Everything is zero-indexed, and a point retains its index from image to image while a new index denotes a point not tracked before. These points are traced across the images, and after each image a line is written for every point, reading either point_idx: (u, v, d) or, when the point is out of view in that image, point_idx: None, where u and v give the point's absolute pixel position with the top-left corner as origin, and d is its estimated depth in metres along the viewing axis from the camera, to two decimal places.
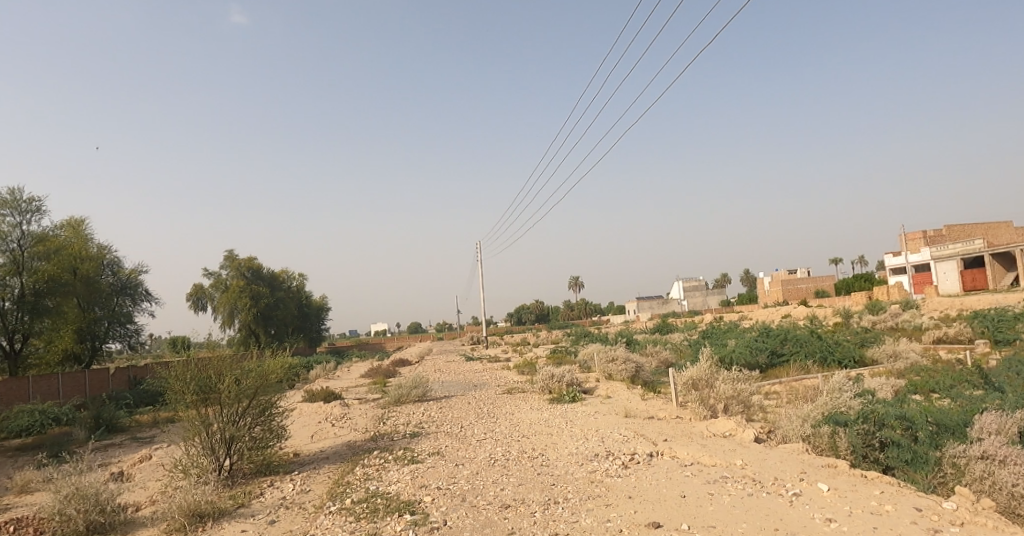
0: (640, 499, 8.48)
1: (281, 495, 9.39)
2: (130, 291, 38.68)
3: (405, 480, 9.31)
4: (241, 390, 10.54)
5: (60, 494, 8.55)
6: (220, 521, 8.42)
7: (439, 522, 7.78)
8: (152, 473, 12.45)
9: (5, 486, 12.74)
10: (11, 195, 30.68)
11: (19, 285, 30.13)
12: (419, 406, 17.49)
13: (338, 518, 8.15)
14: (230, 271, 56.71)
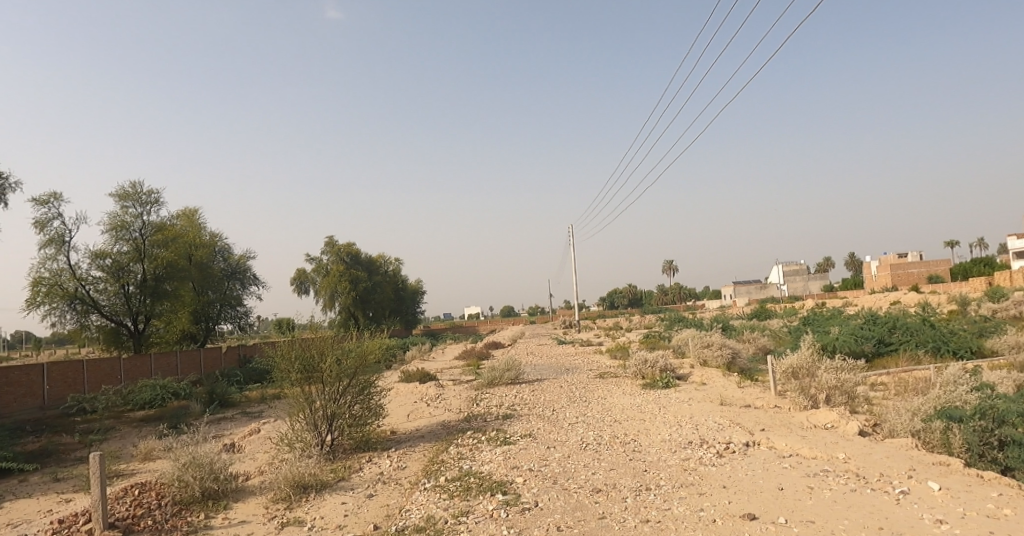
0: (736, 490, 8.22)
1: (379, 471, 9.78)
2: (239, 275, 41.39)
3: (498, 461, 9.45)
4: (342, 369, 11.03)
5: (179, 461, 9.13)
6: (323, 492, 8.89)
7: (531, 502, 7.93)
8: (260, 445, 13.30)
9: (131, 453, 14.00)
10: (133, 188, 33.36)
11: (141, 271, 32.84)
12: (512, 388, 17.65)
13: (432, 495, 8.41)
14: (331, 257, 59.39)
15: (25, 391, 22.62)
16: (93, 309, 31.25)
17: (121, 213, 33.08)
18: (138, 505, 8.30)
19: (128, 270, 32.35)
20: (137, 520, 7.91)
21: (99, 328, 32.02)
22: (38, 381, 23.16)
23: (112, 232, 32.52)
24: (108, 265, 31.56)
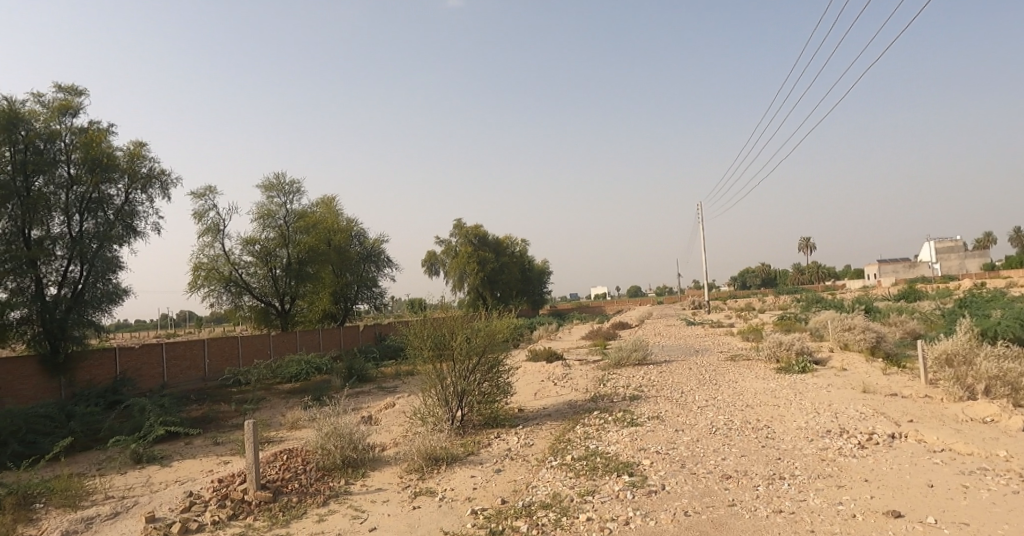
0: (879, 484, 7.68)
1: (507, 447, 10.04)
2: (375, 259, 43.39)
3: (624, 442, 9.44)
4: (472, 347, 11.40)
5: (322, 431, 9.80)
6: (453, 465, 9.27)
7: (658, 485, 7.86)
8: (394, 418, 14.02)
9: (281, 422, 15.29)
10: (277, 179, 36.12)
11: (286, 255, 35.55)
12: (638, 370, 17.48)
13: (559, 473, 8.59)
14: (460, 239, 61.17)
15: (189, 363, 24.71)
16: (246, 291, 34.46)
17: (267, 203, 35.92)
18: (288, 468, 9.11)
19: (274, 255, 35.20)
20: (286, 482, 8.64)
21: (251, 308, 35.15)
22: (199, 354, 25.26)
23: (261, 220, 35.39)
24: (257, 251, 34.69)
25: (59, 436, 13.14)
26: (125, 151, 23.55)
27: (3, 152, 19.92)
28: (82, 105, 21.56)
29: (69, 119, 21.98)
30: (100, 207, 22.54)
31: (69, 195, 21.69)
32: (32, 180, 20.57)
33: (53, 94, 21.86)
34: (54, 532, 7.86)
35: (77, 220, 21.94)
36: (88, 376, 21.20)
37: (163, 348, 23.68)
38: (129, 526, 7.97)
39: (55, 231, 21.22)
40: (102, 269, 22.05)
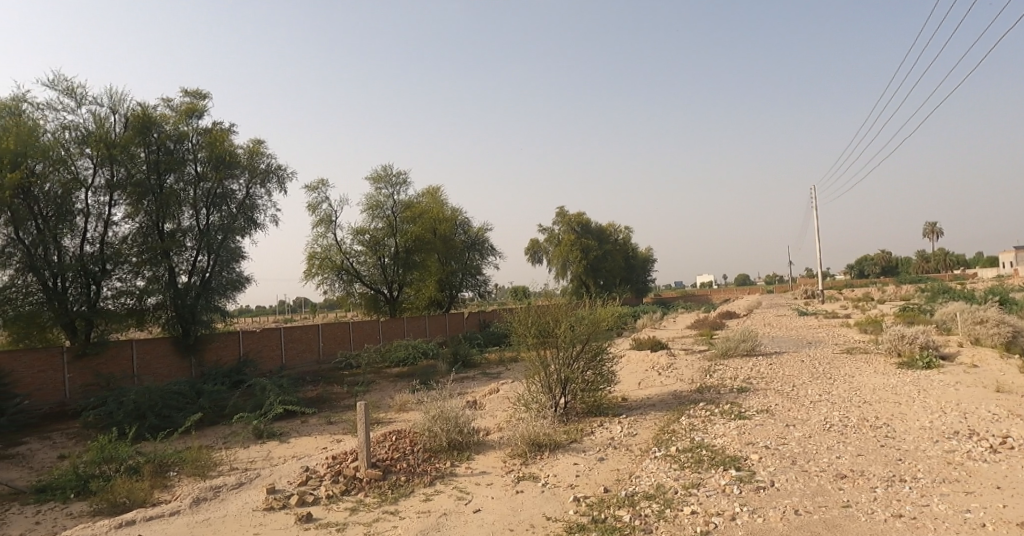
0: (1014, 493, 7.08)
1: (610, 436, 10.30)
2: (479, 247, 44.05)
3: (731, 436, 9.44)
4: (576, 335, 11.50)
5: (429, 414, 10.24)
6: (556, 452, 9.70)
7: (767, 482, 7.65)
8: (499, 404, 14.06)
9: (390, 403, 15.99)
10: (384, 171, 37.59)
11: (394, 244, 37.23)
12: (746, 361, 16.94)
13: (662, 464, 8.75)
14: (563, 227, 58.89)
15: (305, 346, 27.14)
16: (356, 278, 36.78)
17: (376, 194, 37.50)
18: (398, 448, 9.77)
19: (383, 244, 36.99)
20: (396, 461, 9.38)
21: (361, 295, 37.50)
22: (314, 337, 27.60)
23: (370, 211, 37.19)
24: (367, 240, 36.67)
25: (190, 411, 14.45)
26: (245, 149, 25.21)
27: (140, 153, 21.81)
28: (206, 108, 23.33)
29: (195, 121, 23.84)
30: (224, 202, 24.40)
31: (197, 191, 23.61)
32: (165, 177, 22.44)
33: (180, 99, 23.72)
34: (187, 498, 8.59)
35: (204, 214, 23.88)
36: (216, 356, 23.28)
37: (282, 332, 26.10)
38: (254, 495, 8.80)
39: (185, 224, 23.11)
40: (227, 258, 24.21)
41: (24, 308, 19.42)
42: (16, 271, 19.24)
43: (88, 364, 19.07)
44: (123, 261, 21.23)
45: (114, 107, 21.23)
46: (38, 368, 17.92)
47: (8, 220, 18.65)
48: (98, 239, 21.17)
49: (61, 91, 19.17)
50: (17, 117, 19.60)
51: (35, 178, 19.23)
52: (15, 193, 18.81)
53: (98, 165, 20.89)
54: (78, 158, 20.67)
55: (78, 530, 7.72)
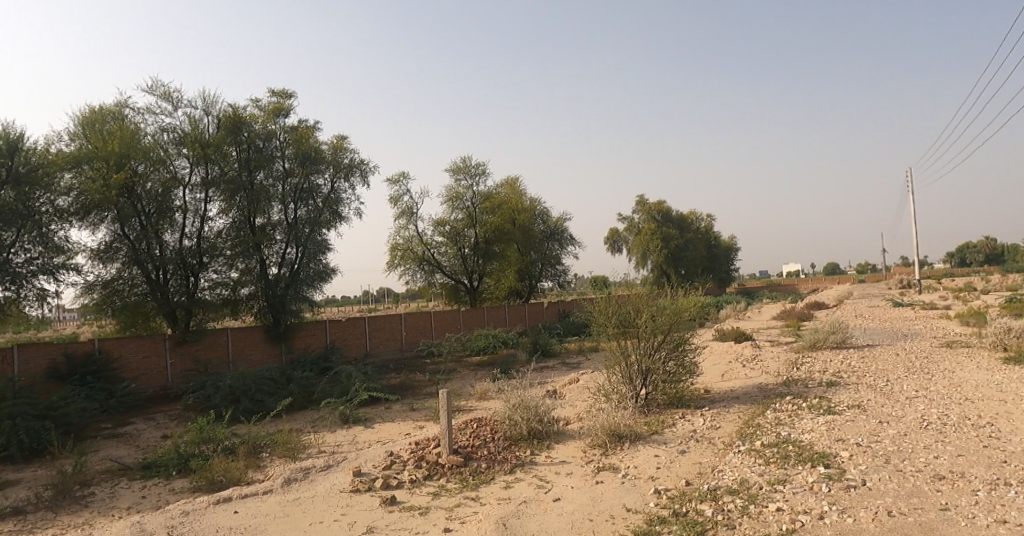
0: None
1: (692, 428, 10.28)
2: (559, 237, 44.13)
3: (819, 431, 9.08)
4: (657, 325, 11.34)
5: (510, 402, 10.45)
6: (637, 443, 9.77)
7: (857, 480, 7.32)
8: (579, 394, 14.01)
9: (471, 392, 16.32)
10: (464, 163, 38.31)
11: (474, 235, 38.22)
12: (836, 354, 16.25)
13: (746, 459, 8.54)
14: (642, 216, 57.82)
15: (389, 335, 28.16)
16: (438, 269, 38.18)
17: (456, 186, 38.42)
18: (477, 436, 9.99)
19: (463, 235, 38.04)
20: (476, 448, 9.62)
21: (442, 285, 38.93)
22: (397, 327, 28.60)
23: (450, 203, 38.25)
24: (447, 232, 37.87)
25: (281, 396, 15.26)
26: (329, 145, 25.98)
27: (231, 152, 23.12)
28: (292, 107, 24.25)
29: (282, 120, 24.85)
30: (310, 196, 25.38)
31: (285, 186, 24.62)
32: (255, 174, 23.55)
33: (268, 99, 24.76)
34: (279, 478, 9.06)
35: (292, 208, 24.87)
36: (304, 344, 24.63)
37: (367, 322, 27.15)
38: (340, 477, 9.18)
39: (274, 219, 24.19)
40: (314, 251, 25.02)
41: (131, 298, 21.09)
42: (122, 263, 20.88)
43: (188, 350, 20.58)
44: (218, 254, 22.57)
45: (207, 109, 22.51)
46: (144, 354, 19.26)
47: (115, 217, 20.44)
48: (195, 234, 22.58)
49: (159, 96, 20.50)
50: (122, 122, 21.13)
51: (138, 177, 20.72)
52: (120, 192, 20.40)
53: (194, 164, 22.32)
54: (176, 158, 22.08)
55: (181, 504, 8.26)
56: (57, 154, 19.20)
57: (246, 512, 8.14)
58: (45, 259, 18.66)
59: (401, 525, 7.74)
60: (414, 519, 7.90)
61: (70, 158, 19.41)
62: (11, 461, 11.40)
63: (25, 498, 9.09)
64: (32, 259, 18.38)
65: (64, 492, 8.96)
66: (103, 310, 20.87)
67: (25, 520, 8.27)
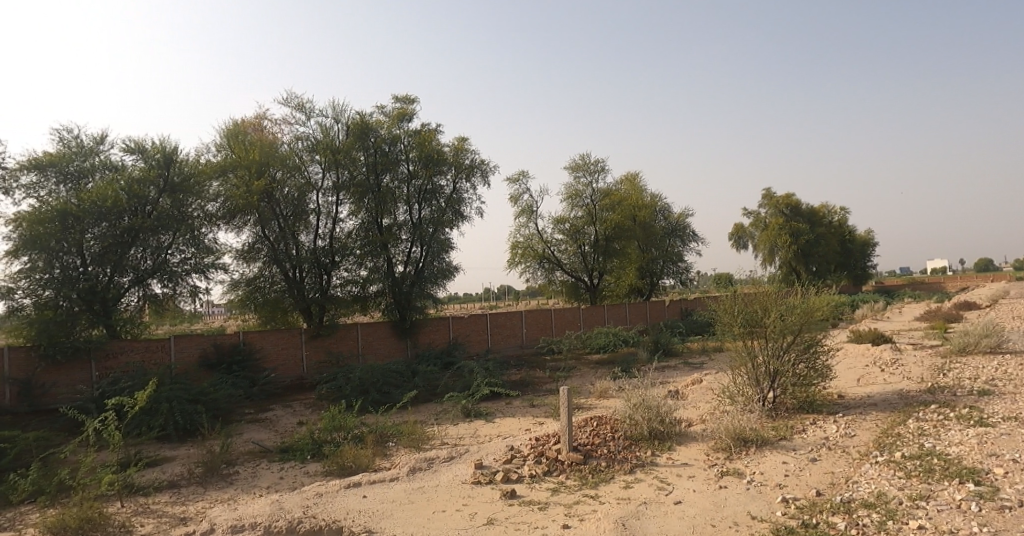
0: None
1: (824, 435, 9.67)
2: (680, 233, 43.22)
3: (970, 444, 8.22)
4: (786, 325, 10.83)
5: (631, 402, 10.32)
6: (763, 449, 9.36)
7: (1015, 501, 6.54)
8: (702, 395, 13.55)
9: (590, 391, 16.38)
10: (583, 160, 38.29)
11: (593, 233, 38.45)
12: (993, 360, 14.63)
13: (884, 471, 7.91)
14: (769, 210, 54.86)
15: (510, 331, 28.98)
16: (557, 266, 38.92)
17: (575, 183, 38.62)
18: (597, 434, 10.01)
19: (583, 232, 38.38)
20: (596, 446, 9.63)
21: (562, 282, 39.64)
22: (517, 324, 29.34)
23: (569, 200, 38.53)
24: (567, 229, 38.32)
25: (406, 389, 16.08)
26: (450, 146, 26.76)
27: (360, 156, 24.47)
28: (415, 112, 25.22)
29: (406, 125, 25.86)
30: (433, 197, 26.41)
31: (410, 188, 25.85)
32: (381, 177, 24.96)
33: (392, 105, 25.87)
34: (405, 467, 9.49)
35: (417, 209, 26.02)
36: (428, 340, 25.85)
37: (489, 319, 28.10)
38: (462, 469, 9.48)
39: (400, 219, 25.45)
40: (438, 249, 26.16)
41: (270, 294, 23.06)
42: (263, 263, 22.77)
43: (322, 343, 22.48)
44: (348, 253, 24.12)
45: (337, 117, 24.07)
46: (282, 346, 21.23)
47: (256, 220, 22.25)
48: (328, 235, 24.16)
49: (294, 108, 22.14)
50: (262, 133, 23.07)
51: (276, 183, 22.57)
52: (261, 197, 22.29)
53: (326, 170, 24.01)
54: (310, 164, 23.78)
55: (315, 486, 8.80)
56: (207, 164, 21.29)
57: (374, 497, 8.59)
58: (197, 258, 20.74)
59: (520, 519, 7.88)
60: (533, 514, 8.01)
61: (217, 167, 21.44)
62: (168, 439, 12.77)
63: (179, 473, 10.12)
64: (187, 258, 20.54)
65: (212, 470, 9.88)
66: (246, 306, 22.80)
67: (179, 494, 9.21)
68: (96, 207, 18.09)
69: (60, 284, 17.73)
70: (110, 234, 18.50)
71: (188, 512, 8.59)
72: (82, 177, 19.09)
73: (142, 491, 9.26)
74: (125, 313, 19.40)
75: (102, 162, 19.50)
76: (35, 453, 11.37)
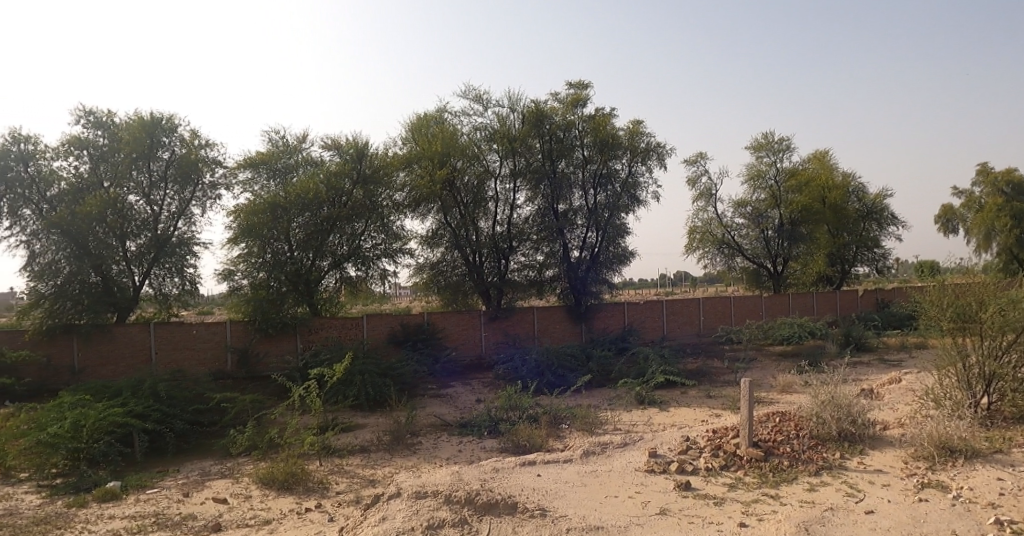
0: None
1: None
2: (876, 215, 39.10)
3: None
4: (1006, 321, 9.48)
5: (818, 398, 9.67)
6: (974, 461, 8.23)
7: None
8: (901, 396, 12.22)
9: (772, 384, 16.24)
10: (766, 139, 36.33)
11: (778, 216, 36.63)
12: None
13: None
14: (984, 188, 48.20)
15: (686, 319, 28.57)
16: (738, 252, 37.58)
17: (757, 163, 36.85)
18: (780, 431, 9.42)
19: (767, 216, 36.69)
20: (778, 443, 9.09)
21: (743, 269, 38.39)
22: (694, 311, 28.86)
23: (751, 181, 36.91)
24: (749, 213, 36.88)
25: (582, 373, 16.66)
26: (625, 129, 26.38)
27: (536, 144, 25.28)
28: (589, 96, 25.23)
29: (580, 110, 25.91)
30: (609, 181, 26.35)
31: (586, 172, 26.09)
32: (557, 163, 25.51)
33: (566, 91, 26.14)
34: (579, 449, 9.66)
35: (592, 194, 26.23)
36: (602, 325, 26.14)
37: (665, 306, 27.87)
38: (636, 456, 9.45)
39: (576, 205, 25.88)
40: (614, 234, 26.31)
41: (452, 278, 24.69)
42: (446, 248, 24.47)
43: (499, 325, 23.47)
44: (526, 238, 25.17)
45: (513, 106, 24.92)
46: (463, 326, 22.62)
47: (439, 208, 23.95)
48: (506, 220, 25.27)
49: (473, 100, 23.38)
50: (443, 125, 24.52)
51: (457, 172, 23.90)
52: (444, 185, 23.76)
53: (503, 157, 25.04)
54: (488, 153, 24.98)
55: (492, 461, 9.20)
56: (395, 157, 23.20)
57: (548, 476, 8.83)
58: (386, 244, 22.79)
59: (694, 512, 7.65)
60: (708, 508, 7.74)
61: (404, 160, 23.35)
62: (360, 408, 14.15)
63: (369, 439, 11.13)
64: (377, 243, 22.61)
65: (398, 439, 10.74)
66: (430, 289, 24.76)
67: (369, 457, 10.12)
68: (300, 199, 20.54)
69: (272, 267, 20.54)
70: (312, 222, 20.94)
71: (377, 475, 9.41)
72: (289, 172, 21.66)
73: (337, 453, 10.34)
74: (325, 293, 21.96)
75: (304, 159, 21.94)
76: (252, 413, 13.22)
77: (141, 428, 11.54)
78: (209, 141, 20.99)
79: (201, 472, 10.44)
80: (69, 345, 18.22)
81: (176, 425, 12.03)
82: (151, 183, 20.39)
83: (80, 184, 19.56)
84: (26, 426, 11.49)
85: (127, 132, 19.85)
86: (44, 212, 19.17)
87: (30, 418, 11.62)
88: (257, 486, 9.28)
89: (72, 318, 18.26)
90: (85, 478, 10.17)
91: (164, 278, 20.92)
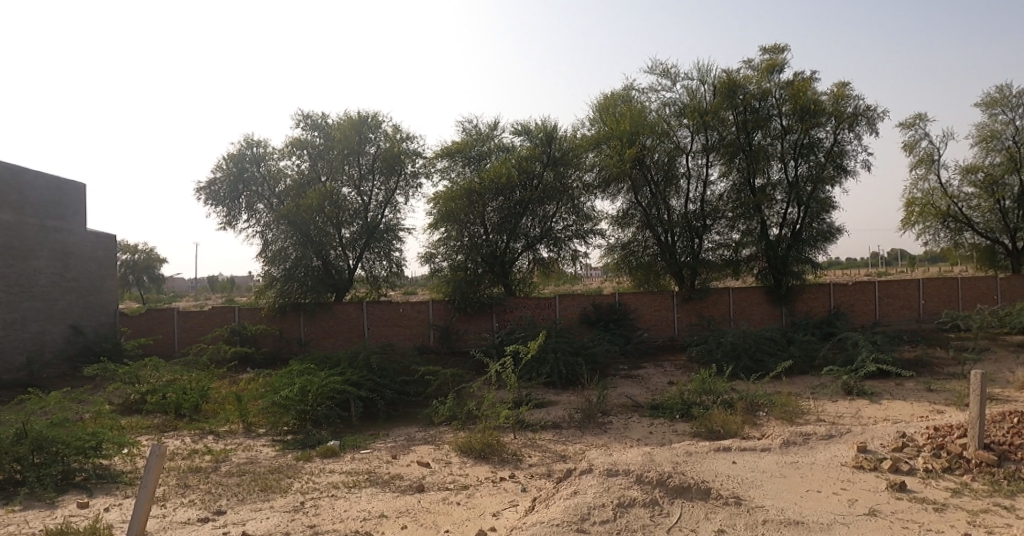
0: None
1: None
2: None
3: None
4: None
5: None
6: None
7: None
8: None
9: (1012, 380, 14.42)
10: (1001, 92, 31.15)
11: (1018, 183, 31.33)
12: None
13: None
14: None
15: (904, 302, 25.58)
16: (967, 226, 32.72)
17: (990, 122, 31.85)
18: (1019, 433, 8.17)
19: (1003, 184, 31.53)
20: (1017, 448, 7.88)
21: (973, 246, 33.32)
22: (914, 294, 25.74)
23: (982, 144, 31.99)
24: (980, 180, 31.86)
25: (781, 358, 15.77)
26: (829, 94, 24.09)
27: (729, 116, 24.17)
28: (788, 61, 23.47)
29: (776, 76, 24.20)
30: (812, 151, 24.28)
31: (785, 143, 24.35)
32: (753, 135, 24.22)
33: (760, 58, 24.57)
34: (778, 439, 9.18)
35: (793, 166, 24.45)
36: (806, 307, 24.60)
37: (878, 287, 25.25)
38: (842, 450, 8.75)
39: (774, 178, 24.31)
40: (817, 209, 24.39)
41: (644, 258, 24.80)
42: (637, 227, 24.67)
43: (694, 306, 23.15)
44: (720, 216, 24.29)
45: (703, 79, 24.05)
46: (656, 307, 22.64)
47: (629, 188, 24.00)
48: (699, 198, 24.56)
49: (661, 75, 22.87)
50: (631, 103, 24.28)
51: (647, 150, 23.50)
52: (634, 164, 23.58)
53: (695, 133, 24.24)
54: (679, 129, 24.36)
55: (684, 444, 9.06)
56: (584, 138, 23.48)
57: (743, 464, 8.49)
58: (578, 225, 23.04)
59: (909, 516, 6.89)
60: (927, 514, 6.92)
61: (593, 141, 23.50)
62: (552, 386, 14.72)
63: (562, 416, 11.51)
64: (569, 225, 23.00)
65: (589, 418, 11.00)
66: (621, 269, 25.09)
67: (560, 434, 10.49)
68: (495, 184, 21.65)
69: (469, 249, 22.12)
70: (506, 206, 22.09)
71: (567, 451, 9.71)
72: (483, 159, 22.89)
73: (531, 427, 10.86)
74: (519, 274, 23.08)
75: (497, 145, 22.91)
76: (452, 386, 14.33)
77: (357, 395, 13.05)
78: (409, 134, 22.84)
79: (407, 437, 11.52)
80: (297, 320, 21.37)
81: (386, 394, 13.45)
82: (361, 175, 22.70)
83: (302, 179, 22.32)
84: (264, 388, 13.50)
85: (340, 131, 22.19)
86: (275, 205, 22.24)
87: (268, 383, 13.64)
88: (456, 454, 10.03)
89: (299, 296, 21.12)
90: (311, 436, 11.72)
91: (374, 261, 23.15)
